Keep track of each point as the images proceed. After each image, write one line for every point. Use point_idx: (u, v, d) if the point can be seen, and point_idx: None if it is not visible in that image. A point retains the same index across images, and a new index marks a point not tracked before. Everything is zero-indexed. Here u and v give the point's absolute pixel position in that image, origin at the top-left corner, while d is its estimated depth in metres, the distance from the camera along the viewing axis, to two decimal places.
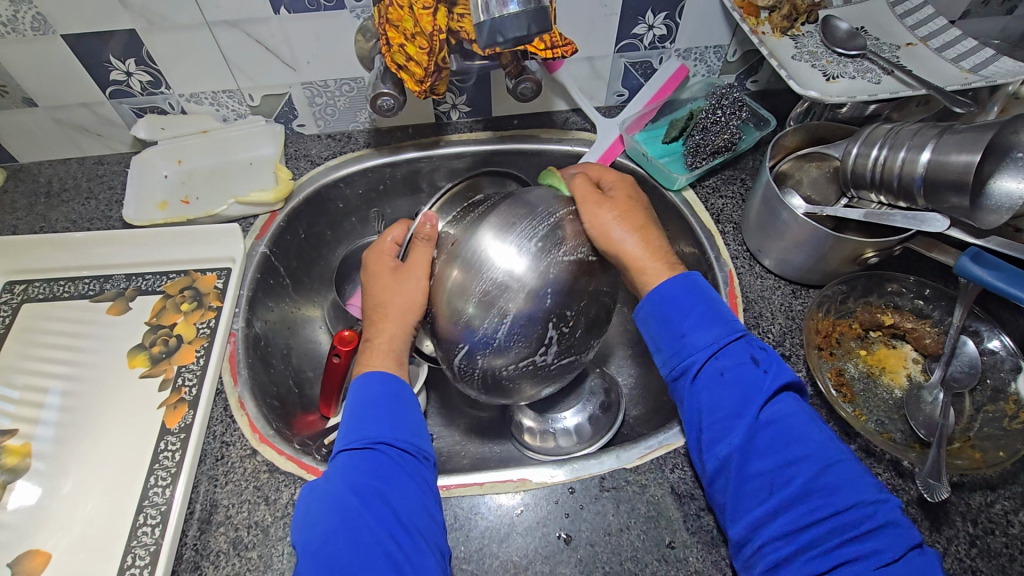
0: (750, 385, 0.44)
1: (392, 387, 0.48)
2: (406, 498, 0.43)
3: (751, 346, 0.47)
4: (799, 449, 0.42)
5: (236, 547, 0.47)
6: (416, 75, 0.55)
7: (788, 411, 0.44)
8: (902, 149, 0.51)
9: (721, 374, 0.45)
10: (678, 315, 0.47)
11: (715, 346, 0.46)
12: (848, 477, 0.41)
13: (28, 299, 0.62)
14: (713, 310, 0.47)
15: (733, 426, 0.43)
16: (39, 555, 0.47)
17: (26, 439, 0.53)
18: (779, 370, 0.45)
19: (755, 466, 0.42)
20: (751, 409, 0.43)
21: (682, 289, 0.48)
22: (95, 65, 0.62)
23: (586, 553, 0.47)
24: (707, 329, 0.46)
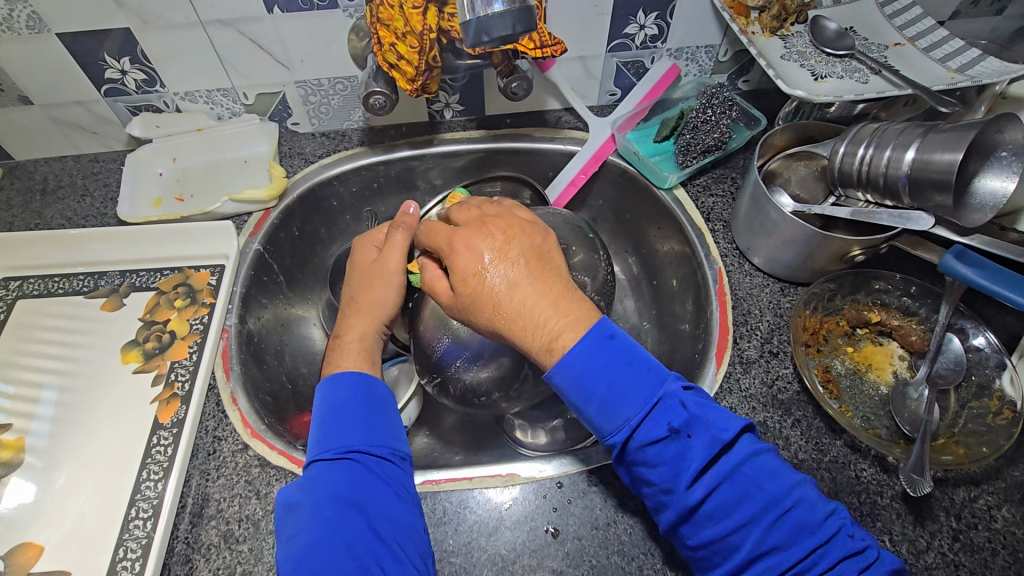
0: (677, 462, 0.38)
1: (363, 389, 0.49)
2: (383, 503, 0.43)
3: (671, 405, 0.39)
4: (740, 513, 0.38)
5: (227, 540, 0.47)
6: (409, 74, 0.56)
7: (722, 475, 0.38)
8: (888, 148, 0.52)
9: (643, 454, 0.39)
10: (584, 393, 0.40)
11: (631, 424, 0.39)
12: (799, 524, 0.37)
13: (23, 295, 0.62)
14: (622, 374, 0.39)
15: (668, 504, 0.40)
16: (31, 548, 0.47)
17: (20, 433, 0.53)
18: (705, 429, 0.39)
19: (698, 537, 0.39)
20: (682, 489, 0.38)
21: (580, 358, 0.39)
22: (90, 63, 0.62)
23: (573, 546, 0.47)
24: (618, 407, 0.39)
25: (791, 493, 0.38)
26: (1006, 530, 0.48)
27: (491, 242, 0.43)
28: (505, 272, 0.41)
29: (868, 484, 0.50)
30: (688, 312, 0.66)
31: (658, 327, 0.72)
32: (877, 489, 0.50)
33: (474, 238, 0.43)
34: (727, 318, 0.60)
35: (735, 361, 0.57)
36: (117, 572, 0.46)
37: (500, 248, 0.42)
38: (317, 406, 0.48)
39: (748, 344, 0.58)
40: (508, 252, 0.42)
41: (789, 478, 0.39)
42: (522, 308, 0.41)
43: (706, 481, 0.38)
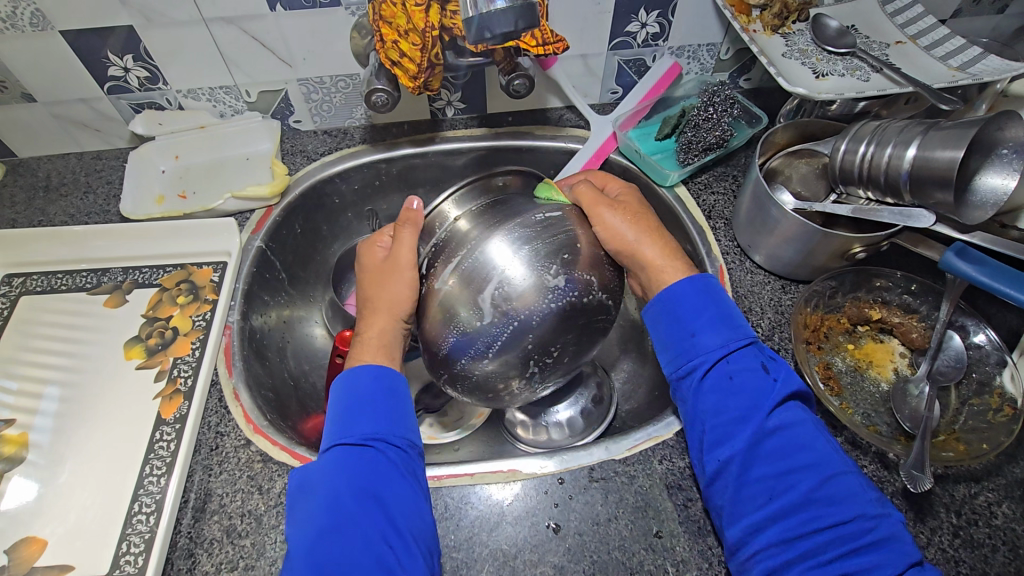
0: (761, 390, 0.45)
1: (385, 381, 0.49)
2: (400, 495, 0.43)
3: (762, 351, 0.47)
4: (804, 457, 0.42)
5: (229, 535, 0.47)
6: (411, 70, 0.56)
7: (795, 420, 0.44)
8: (889, 145, 0.52)
9: (730, 378, 0.45)
10: (691, 313, 0.48)
11: (726, 348, 0.46)
12: (850, 489, 0.41)
13: (26, 292, 0.63)
14: (727, 310, 0.48)
15: (738, 431, 0.44)
16: (35, 543, 0.48)
17: (24, 429, 0.53)
18: (790, 377, 0.46)
19: (758, 472, 0.43)
20: (757, 416, 0.44)
21: (694, 289, 0.48)
22: (94, 60, 0.63)
23: (574, 542, 0.47)
24: (719, 330, 0.47)
25: (847, 463, 0.43)
26: (1007, 526, 0.48)
27: (644, 200, 0.56)
28: (656, 222, 0.54)
29: (869, 480, 0.50)
30: None
31: None
32: (877, 486, 0.50)
33: (631, 189, 0.57)
34: None
35: None
36: (120, 566, 0.46)
37: (644, 207, 0.55)
38: (337, 396, 0.48)
39: None
40: (651, 210, 0.56)
41: (842, 454, 0.44)
42: (657, 243, 0.52)
43: (783, 417, 0.44)
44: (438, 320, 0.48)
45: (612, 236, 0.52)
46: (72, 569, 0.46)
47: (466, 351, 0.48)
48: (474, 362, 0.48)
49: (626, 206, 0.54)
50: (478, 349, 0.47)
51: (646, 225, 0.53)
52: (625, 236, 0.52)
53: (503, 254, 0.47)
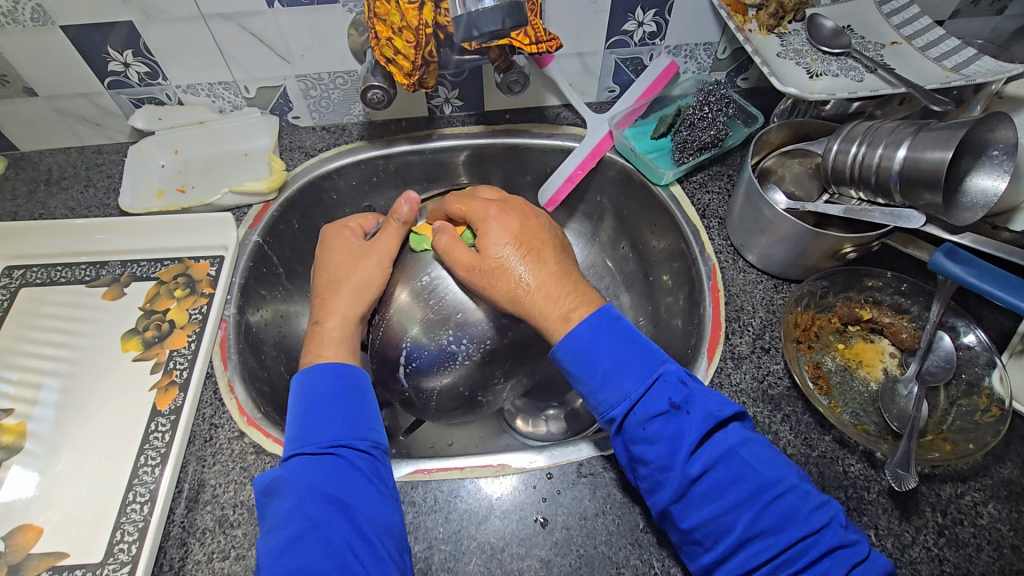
0: (676, 436, 0.43)
1: (347, 379, 0.50)
2: (365, 498, 0.44)
3: (670, 384, 0.45)
4: (735, 492, 0.42)
5: (222, 524, 0.48)
6: (405, 68, 0.56)
7: (717, 455, 0.43)
8: (880, 146, 0.52)
9: (642, 430, 0.44)
10: (590, 366, 0.47)
11: (632, 397, 0.45)
12: (788, 510, 0.41)
13: (27, 283, 0.63)
14: (626, 354, 0.46)
15: (663, 482, 0.43)
16: (31, 530, 0.48)
17: (22, 418, 0.54)
18: (702, 407, 0.44)
19: (692, 519, 0.42)
20: (677, 465, 0.43)
21: (590, 334, 0.47)
22: (94, 55, 0.63)
23: (561, 535, 0.48)
24: (620, 382, 0.45)
25: (783, 479, 0.42)
26: (992, 526, 0.48)
27: (515, 231, 0.52)
28: (530, 253, 0.51)
29: (856, 479, 0.50)
30: (681, 307, 0.67)
31: (653, 323, 0.73)
32: (864, 484, 0.50)
33: (498, 217, 0.54)
34: (720, 314, 0.60)
35: (727, 356, 0.58)
36: (114, 554, 0.47)
37: (515, 236, 0.52)
38: (298, 396, 0.49)
39: (740, 341, 0.58)
40: (524, 236, 0.52)
41: (777, 468, 0.43)
42: (537, 281, 0.50)
43: (705, 458, 0.43)
44: (397, 331, 0.55)
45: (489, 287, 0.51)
46: (66, 556, 0.47)
47: (422, 365, 0.55)
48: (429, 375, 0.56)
49: (487, 247, 0.52)
50: (437, 361, 0.55)
51: (513, 263, 0.51)
52: (501, 284, 0.51)
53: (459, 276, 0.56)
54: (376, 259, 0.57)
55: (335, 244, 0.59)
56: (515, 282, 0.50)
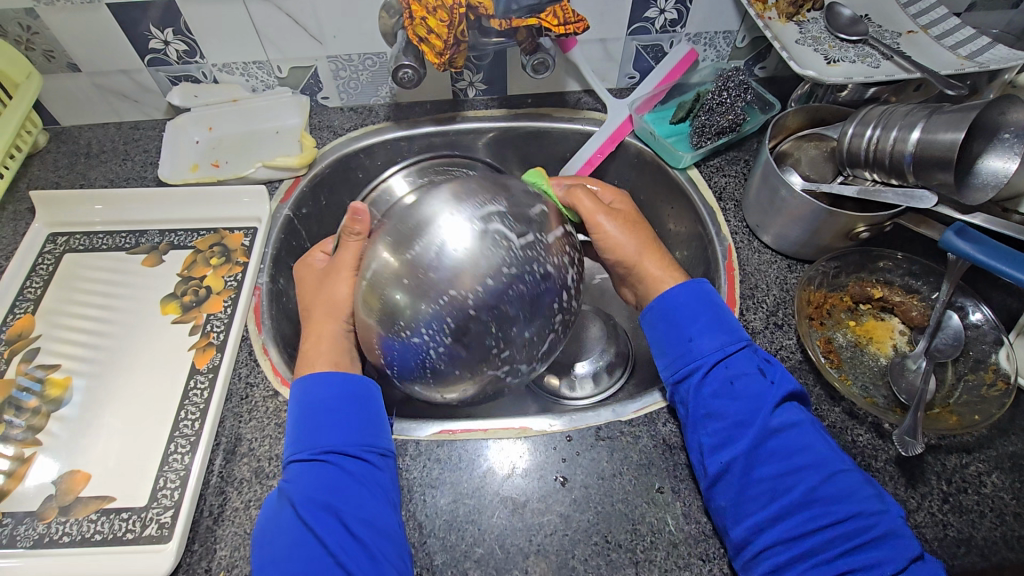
0: (760, 395, 0.48)
1: (340, 386, 0.50)
2: (358, 504, 0.45)
3: (757, 355, 0.51)
4: (806, 457, 0.45)
5: (257, 475, 0.51)
6: (437, 47, 0.59)
7: (795, 420, 0.47)
8: (894, 129, 0.54)
9: (730, 382, 0.49)
10: (688, 319, 0.52)
11: (724, 352, 0.50)
12: (851, 487, 0.44)
13: (70, 250, 0.66)
14: (721, 315, 0.52)
15: (740, 434, 0.47)
16: (79, 476, 0.51)
17: (68, 373, 0.57)
18: (784, 378, 0.49)
19: (761, 472, 0.45)
20: (758, 419, 0.47)
21: (689, 295, 0.53)
22: (136, 33, 0.66)
23: (580, 493, 0.50)
24: (715, 335, 0.51)
25: (846, 461, 0.46)
26: (995, 495, 0.50)
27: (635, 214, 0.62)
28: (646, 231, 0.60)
29: (864, 447, 0.52)
30: None
31: None
32: (872, 453, 0.52)
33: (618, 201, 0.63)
34: (735, 291, 0.62)
35: None
36: (158, 498, 0.50)
37: (632, 215, 0.61)
38: (294, 404, 0.50)
39: (754, 316, 0.60)
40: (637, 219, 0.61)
41: (841, 453, 0.46)
42: (654, 250, 0.58)
43: (784, 419, 0.47)
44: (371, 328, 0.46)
45: (612, 246, 0.58)
46: (113, 499, 0.50)
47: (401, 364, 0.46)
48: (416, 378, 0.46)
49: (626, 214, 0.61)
50: (418, 360, 0.45)
51: (637, 233, 0.58)
52: (626, 244, 0.58)
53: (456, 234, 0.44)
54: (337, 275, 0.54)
55: (306, 275, 0.61)
56: (639, 248, 0.57)
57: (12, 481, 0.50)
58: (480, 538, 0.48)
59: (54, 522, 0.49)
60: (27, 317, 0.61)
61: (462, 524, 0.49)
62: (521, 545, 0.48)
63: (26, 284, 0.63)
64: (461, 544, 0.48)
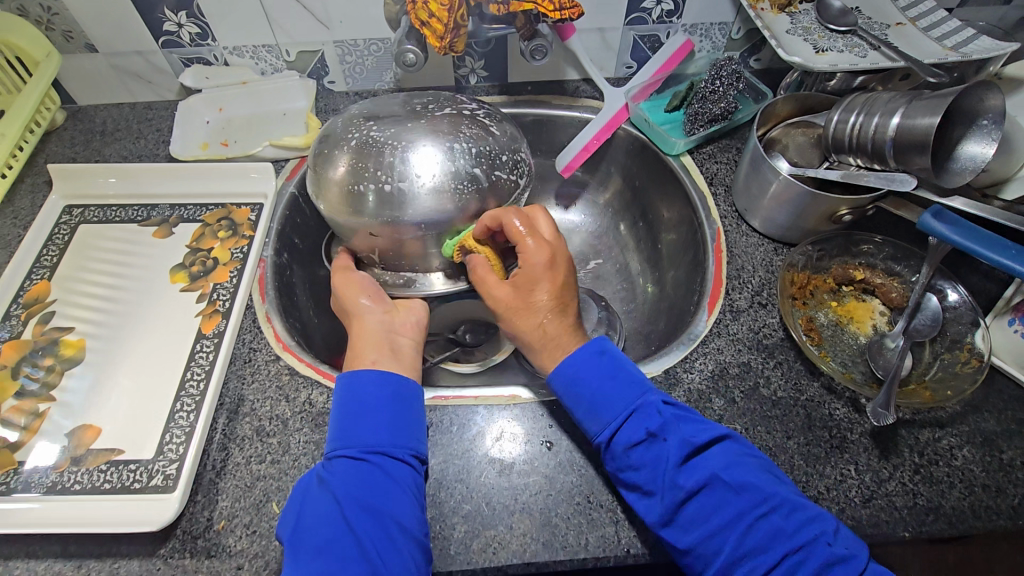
0: (657, 461, 0.45)
1: (391, 388, 0.50)
2: (397, 507, 0.45)
3: (648, 414, 0.47)
4: (721, 516, 0.43)
5: (259, 433, 0.53)
6: (438, 30, 0.61)
7: (701, 480, 0.44)
8: (876, 115, 0.56)
9: (624, 456, 0.47)
10: (576, 398, 0.50)
11: (612, 426, 0.47)
12: (774, 530, 0.42)
13: (85, 221, 0.69)
14: (607, 383, 0.49)
15: (654, 505, 0.45)
16: (90, 430, 0.54)
17: (81, 335, 0.60)
18: (678, 434, 0.46)
19: (684, 541, 0.43)
20: (661, 487, 0.45)
21: (576, 365, 0.50)
22: (151, 15, 0.69)
23: (565, 457, 0.53)
24: (601, 411, 0.48)
25: (767, 499, 0.43)
26: (965, 467, 0.52)
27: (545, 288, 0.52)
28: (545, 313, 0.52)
29: (840, 421, 0.54)
30: (686, 269, 0.71)
31: (658, 288, 0.77)
32: (847, 426, 0.54)
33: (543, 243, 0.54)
34: (722, 272, 0.64)
35: (726, 309, 0.62)
36: (164, 452, 0.52)
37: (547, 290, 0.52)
38: (341, 396, 0.50)
39: (739, 296, 0.62)
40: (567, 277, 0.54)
41: (765, 486, 0.43)
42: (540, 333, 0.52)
43: (687, 479, 0.44)
44: (375, 227, 0.53)
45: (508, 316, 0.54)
46: (121, 452, 0.53)
47: (422, 204, 0.52)
48: (441, 189, 0.52)
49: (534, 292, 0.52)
50: (372, 156, 0.52)
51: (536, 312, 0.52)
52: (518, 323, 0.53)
53: (401, 153, 0.51)
54: (344, 275, 0.58)
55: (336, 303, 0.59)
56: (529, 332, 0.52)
57: (28, 433, 0.53)
58: (468, 496, 0.51)
59: (66, 471, 0.52)
60: (43, 282, 0.64)
61: (451, 482, 0.51)
62: (507, 503, 0.50)
63: (43, 252, 0.66)
64: (451, 500, 0.50)
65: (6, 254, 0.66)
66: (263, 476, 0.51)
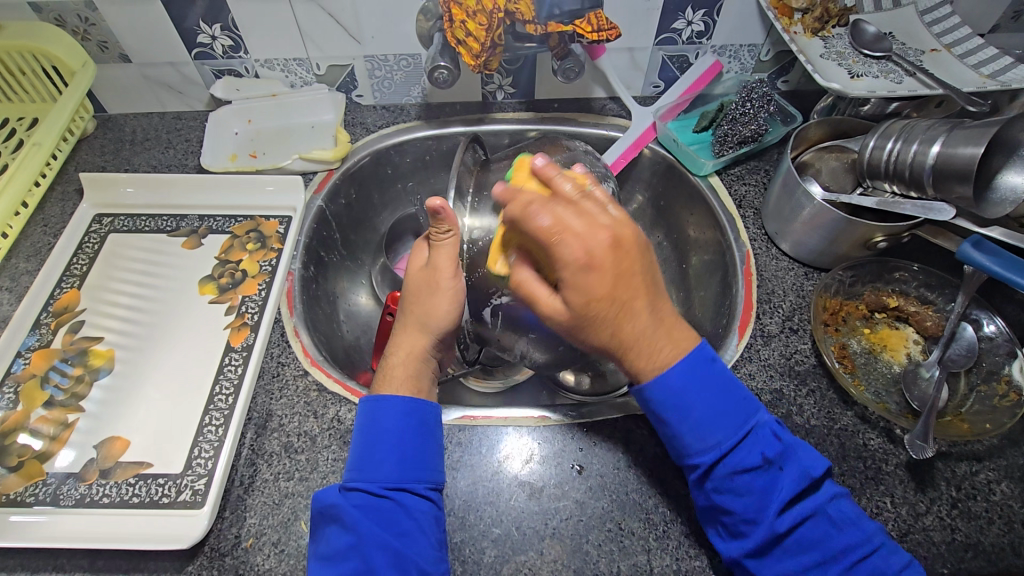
0: (767, 491, 0.44)
1: (412, 417, 0.49)
2: (415, 549, 0.44)
3: (764, 436, 0.46)
4: (824, 549, 0.44)
5: (287, 450, 0.53)
6: (474, 49, 0.62)
7: (806, 512, 0.44)
8: (914, 142, 0.56)
9: (732, 481, 0.45)
10: (681, 412, 0.46)
11: (725, 446, 0.45)
12: (874, 571, 0.43)
13: (114, 230, 0.69)
14: (720, 401, 0.46)
15: (750, 531, 0.44)
16: (118, 443, 0.54)
17: (110, 345, 0.60)
18: (797, 466, 0.45)
19: (770, 571, 0.44)
20: (766, 515, 0.44)
21: (686, 372, 0.46)
22: (186, 28, 0.69)
23: (595, 482, 0.52)
24: (712, 430, 0.45)
25: (868, 540, 0.44)
26: (1004, 503, 0.51)
27: (611, 281, 0.43)
28: (625, 302, 0.44)
29: (875, 451, 0.53)
30: (714, 290, 0.71)
31: (683, 308, 0.76)
32: (882, 457, 0.53)
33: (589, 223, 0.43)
34: (752, 295, 0.64)
35: (757, 333, 0.61)
36: (192, 467, 0.52)
37: (621, 284, 0.43)
38: (363, 421, 0.49)
39: (770, 320, 0.62)
40: (601, 285, 0.43)
41: (867, 525, 0.45)
42: (639, 322, 0.45)
43: (792, 515, 0.44)
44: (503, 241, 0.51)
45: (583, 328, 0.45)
46: (149, 465, 0.52)
47: None
48: None
49: (606, 288, 0.43)
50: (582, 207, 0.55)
51: (622, 304, 0.44)
52: (596, 335, 0.45)
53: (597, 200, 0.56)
54: (451, 271, 0.52)
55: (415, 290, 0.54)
56: (612, 339, 0.45)
57: (56, 444, 0.53)
58: (497, 519, 0.50)
59: (94, 484, 0.51)
60: (73, 291, 0.64)
61: (480, 504, 0.51)
62: (536, 527, 0.50)
63: (73, 260, 0.67)
64: (480, 524, 0.50)
65: (38, 262, 0.66)
66: (292, 494, 0.50)
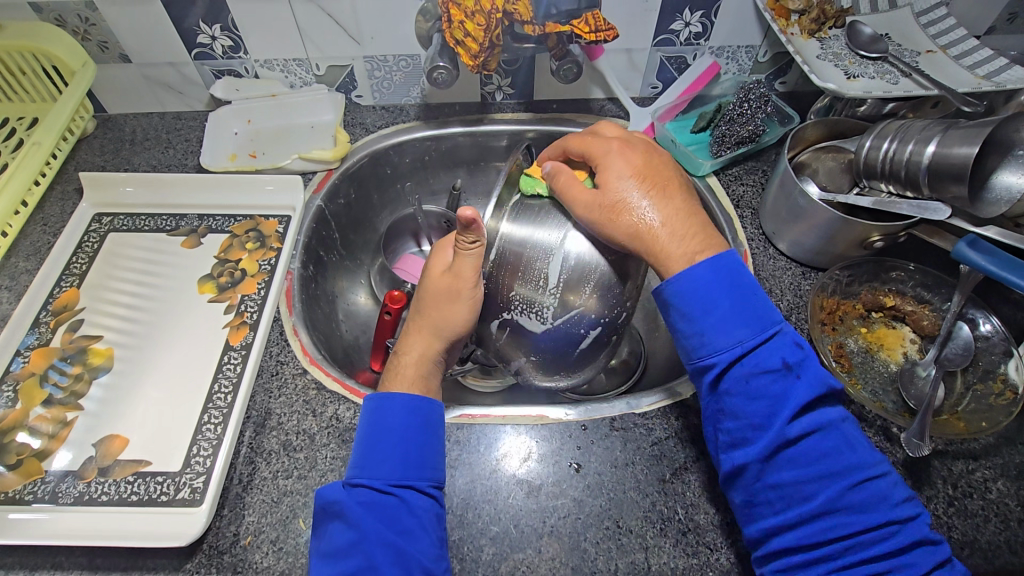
0: (781, 396, 0.43)
1: (416, 415, 0.49)
2: (417, 544, 0.44)
3: (783, 343, 0.45)
4: (831, 461, 0.43)
5: (286, 448, 0.53)
6: (472, 49, 0.62)
7: (818, 423, 0.43)
8: (910, 142, 0.56)
9: (746, 380, 0.44)
10: (703, 306, 0.46)
11: (741, 343, 0.45)
12: (880, 493, 0.42)
13: (113, 229, 0.70)
14: (739, 302, 0.46)
15: (756, 437, 0.44)
16: (117, 441, 0.54)
17: (109, 344, 0.60)
18: (812, 374, 0.45)
19: (775, 477, 0.43)
20: (776, 421, 0.43)
21: (708, 272, 0.46)
22: (186, 28, 0.70)
23: (593, 480, 0.52)
24: (731, 328, 0.45)
25: (877, 464, 0.43)
26: (1000, 501, 0.51)
27: (639, 173, 0.51)
28: (655, 194, 0.50)
29: None
30: None
31: None
32: None
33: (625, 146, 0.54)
34: None
35: None
36: (191, 465, 0.52)
37: (653, 178, 0.51)
38: (367, 420, 0.49)
39: None
40: (634, 179, 0.50)
41: (876, 452, 0.44)
42: (670, 217, 0.49)
43: (802, 423, 0.43)
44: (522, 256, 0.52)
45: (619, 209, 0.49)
46: (148, 463, 0.53)
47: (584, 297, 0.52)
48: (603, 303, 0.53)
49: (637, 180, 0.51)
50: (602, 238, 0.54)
51: (652, 197, 0.49)
52: (631, 215, 0.49)
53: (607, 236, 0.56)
54: (471, 281, 0.51)
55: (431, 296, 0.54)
56: (641, 223, 0.49)
57: (55, 442, 0.53)
58: (496, 517, 0.50)
59: (93, 482, 0.51)
60: (72, 290, 0.64)
61: (479, 502, 0.51)
62: (535, 525, 0.50)
63: (73, 259, 0.67)
64: (479, 521, 0.50)
65: (38, 261, 0.66)
66: (291, 492, 0.50)
